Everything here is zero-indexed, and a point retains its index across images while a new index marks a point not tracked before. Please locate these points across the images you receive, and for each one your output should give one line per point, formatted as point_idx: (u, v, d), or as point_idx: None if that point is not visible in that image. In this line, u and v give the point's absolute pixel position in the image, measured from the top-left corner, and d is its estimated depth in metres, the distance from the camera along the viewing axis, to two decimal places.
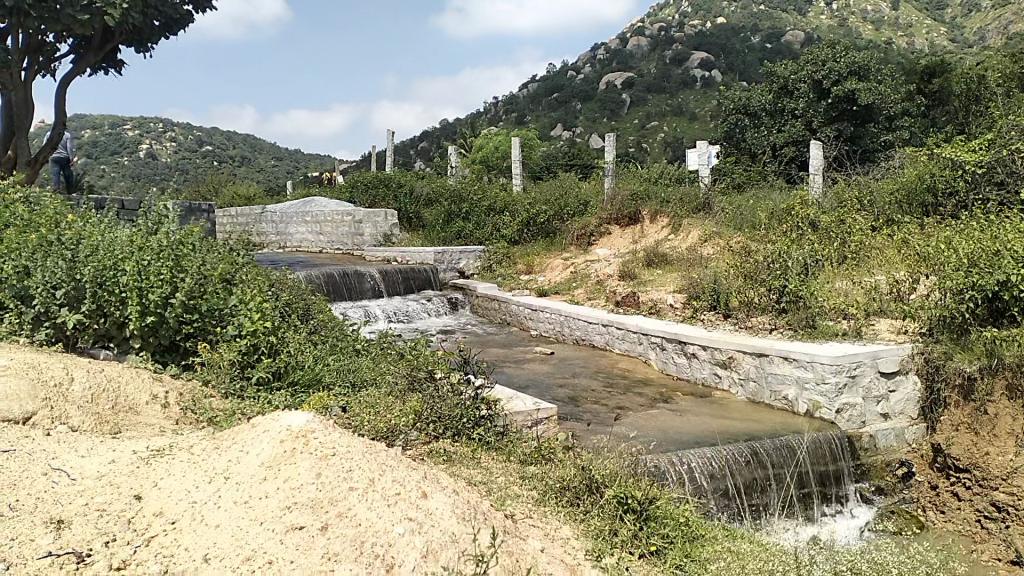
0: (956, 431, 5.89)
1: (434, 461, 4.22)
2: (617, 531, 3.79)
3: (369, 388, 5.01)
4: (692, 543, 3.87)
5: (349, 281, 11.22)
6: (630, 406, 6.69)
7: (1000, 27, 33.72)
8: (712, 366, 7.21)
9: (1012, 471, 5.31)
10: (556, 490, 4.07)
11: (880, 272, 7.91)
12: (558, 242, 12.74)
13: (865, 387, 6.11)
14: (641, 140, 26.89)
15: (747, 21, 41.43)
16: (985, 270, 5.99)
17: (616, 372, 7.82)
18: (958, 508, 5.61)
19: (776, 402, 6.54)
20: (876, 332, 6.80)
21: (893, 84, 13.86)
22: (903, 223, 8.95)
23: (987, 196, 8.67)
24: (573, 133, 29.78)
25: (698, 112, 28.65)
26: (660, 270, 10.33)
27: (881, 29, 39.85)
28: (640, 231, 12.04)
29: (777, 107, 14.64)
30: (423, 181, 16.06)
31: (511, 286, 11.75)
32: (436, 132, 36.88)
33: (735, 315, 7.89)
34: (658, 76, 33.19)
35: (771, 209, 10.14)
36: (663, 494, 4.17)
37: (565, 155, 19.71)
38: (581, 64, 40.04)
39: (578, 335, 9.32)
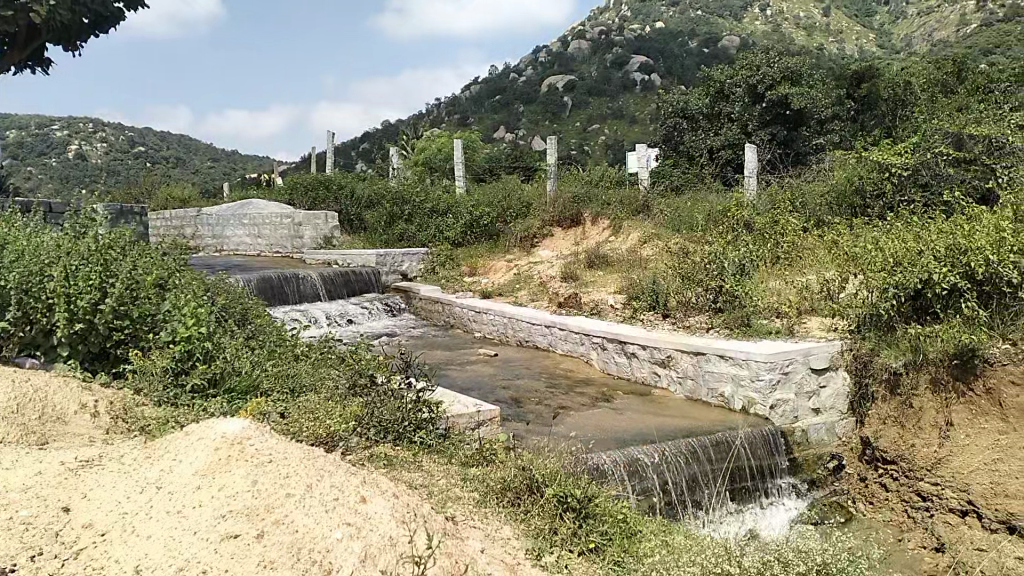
0: (884, 424, 6.12)
1: (374, 465, 4.19)
2: (557, 530, 3.85)
3: (307, 393, 4.94)
4: (630, 539, 3.98)
5: (289, 284, 11.05)
6: (572, 406, 6.77)
7: (924, 36, 35.13)
8: (652, 365, 7.34)
9: (936, 461, 5.58)
10: (496, 492, 4.09)
11: (812, 271, 8.17)
12: (502, 244, 12.80)
13: (798, 383, 6.32)
14: (583, 143, 27.15)
15: (685, 26, 42.24)
16: (906, 268, 6.16)
17: (559, 373, 7.90)
18: (886, 498, 5.82)
19: (712, 399, 6.72)
20: (807, 330, 7.02)
21: (824, 89, 14.28)
22: (834, 224, 9.24)
23: (912, 199, 9.01)
24: (515, 135, 29.89)
25: (638, 116, 29.05)
26: (601, 271, 10.48)
27: (812, 34, 41.05)
28: (581, 233, 12.22)
29: (714, 111, 14.99)
30: (364, 183, 15.91)
31: (454, 288, 11.76)
32: (377, 133, 36.55)
33: (674, 315, 8.06)
34: (599, 79, 33.57)
35: (708, 211, 10.38)
36: (603, 492, 4.26)
37: (508, 156, 19.76)
38: (523, 67, 40.22)
39: (521, 337, 9.38)
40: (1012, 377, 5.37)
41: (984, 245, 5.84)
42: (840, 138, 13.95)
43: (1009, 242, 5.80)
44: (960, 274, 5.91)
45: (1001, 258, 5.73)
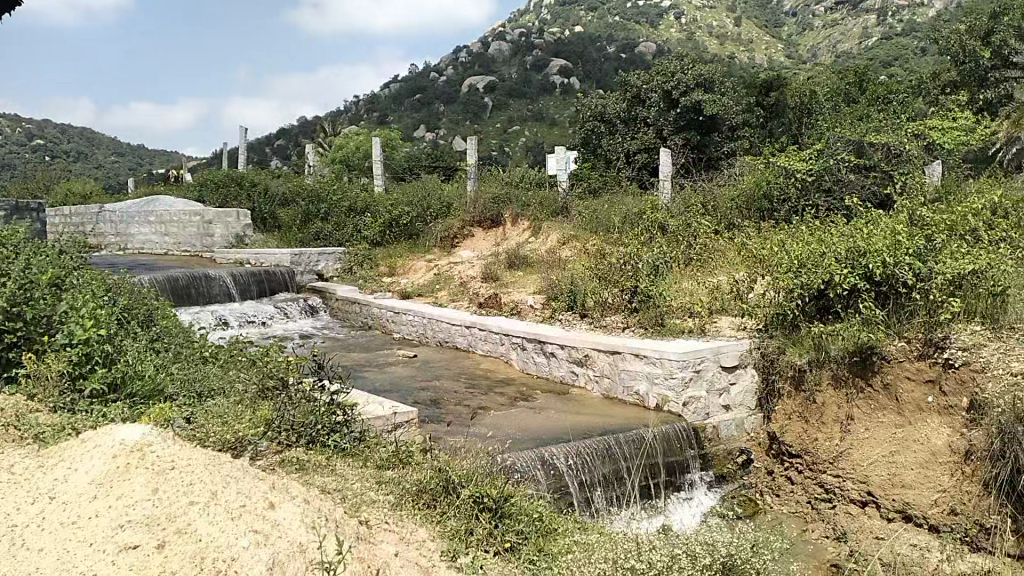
0: (789, 419, 6.34)
1: (285, 471, 4.06)
2: (473, 530, 3.85)
3: (215, 397, 4.80)
4: (546, 537, 4.03)
5: (198, 285, 10.66)
6: (491, 406, 6.76)
7: (828, 47, 36.79)
8: (570, 364, 7.42)
9: (838, 454, 5.82)
10: (412, 493, 4.03)
11: (722, 272, 8.44)
12: (421, 244, 12.69)
13: (709, 381, 6.50)
14: (503, 144, 27.21)
15: (603, 31, 42.98)
16: (811, 270, 6.33)
17: (478, 374, 7.89)
18: (791, 490, 6.08)
19: (628, 397, 6.84)
20: (718, 329, 7.23)
21: (735, 96, 14.76)
22: (745, 227, 9.54)
23: (817, 203, 9.42)
24: (436, 134, 29.72)
25: (557, 119, 29.35)
26: (521, 271, 10.53)
27: (725, 43, 42.37)
28: (501, 234, 12.30)
29: (631, 115, 15.30)
30: (279, 180, 15.50)
31: (372, 288, 11.60)
32: (294, 130, 35.69)
33: (591, 315, 8.16)
34: (519, 81, 33.77)
35: (625, 214, 10.58)
36: (519, 491, 4.28)
37: (427, 156, 19.60)
38: (443, 66, 40.02)
39: (440, 337, 9.33)
40: (909, 373, 5.67)
41: (881, 248, 6.07)
42: (750, 143, 14.41)
43: (904, 246, 6.09)
44: (859, 275, 6.11)
45: (896, 261, 6.00)
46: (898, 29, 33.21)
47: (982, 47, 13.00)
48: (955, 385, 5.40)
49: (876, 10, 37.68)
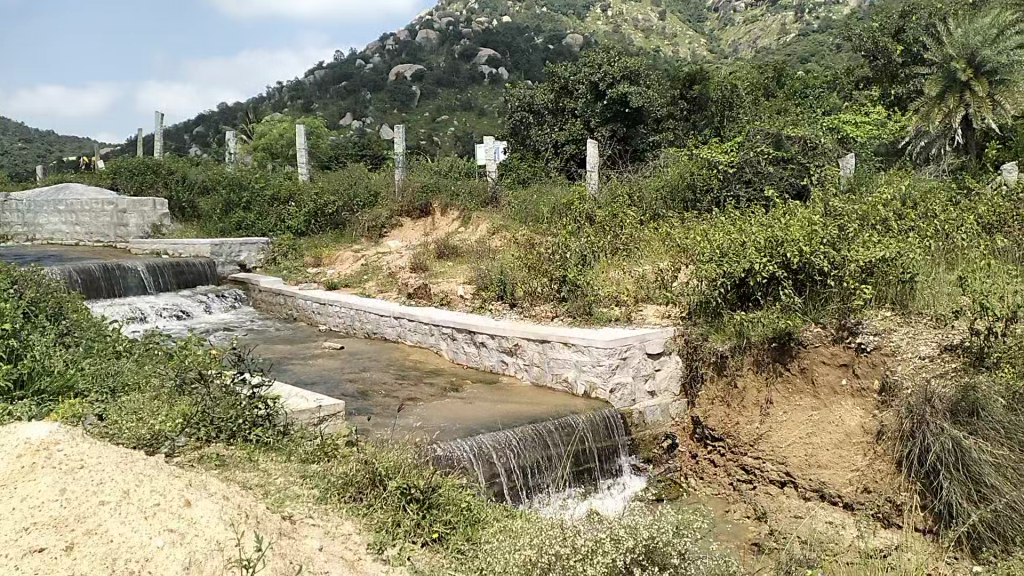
0: (712, 404, 6.52)
1: (205, 467, 3.94)
2: (400, 522, 3.81)
3: (131, 393, 4.62)
4: (474, 526, 4.02)
5: (111, 277, 10.21)
6: (420, 397, 6.72)
7: (749, 42, 37.83)
8: (500, 354, 7.42)
9: (758, 437, 5.99)
10: (338, 487, 3.96)
11: (648, 262, 8.59)
12: (348, 234, 12.47)
13: (635, 367, 6.61)
14: (432, 133, 26.96)
15: (531, 22, 43.03)
16: (732, 259, 6.48)
17: (408, 365, 7.83)
18: (714, 473, 6.27)
19: (557, 384, 6.90)
20: (644, 317, 7.34)
21: (660, 89, 14.99)
22: (670, 217, 9.70)
23: (737, 193, 9.74)
24: (362, 122, 29.21)
25: (486, 110, 29.29)
26: (450, 262, 10.49)
27: (650, 35, 43.03)
28: (430, 224, 12.27)
29: (559, 106, 15.39)
30: (198, 168, 14.96)
31: (297, 279, 11.34)
32: (214, 116, 34.50)
33: (521, 305, 8.18)
34: (447, 70, 33.50)
35: (553, 205, 10.67)
36: (448, 481, 4.26)
37: (354, 144, 19.26)
38: (369, 54, 39.33)
39: (368, 329, 9.21)
40: (824, 357, 5.89)
41: (798, 238, 6.24)
42: (674, 135, 14.66)
43: (819, 235, 6.24)
44: (777, 264, 6.29)
45: (812, 250, 6.16)
46: (815, 26, 34.40)
47: (893, 44, 13.55)
48: (867, 368, 5.64)
49: (794, 7, 38.94)
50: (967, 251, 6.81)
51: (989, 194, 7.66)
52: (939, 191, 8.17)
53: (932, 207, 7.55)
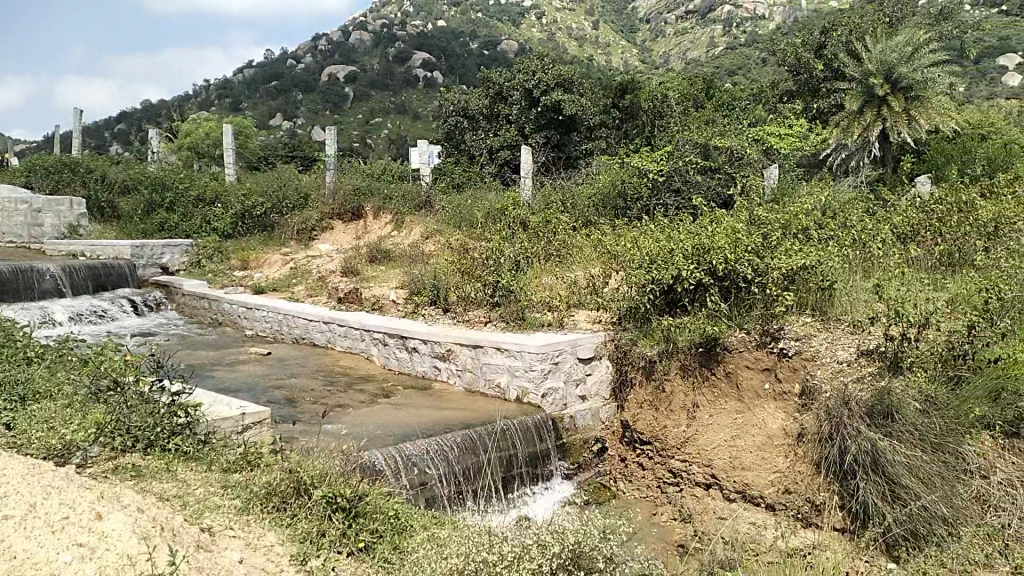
0: (641, 407, 6.62)
1: (119, 478, 3.77)
2: (325, 532, 3.73)
3: (41, 401, 4.40)
4: (400, 535, 3.96)
5: (23, 278, 9.70)
6: (350, 404, 6.61)
7: (679, 54, 38.78)
8: (432, 359, 7.37)
9: (685, 440, 6.10)
10: (261, 498, 3.86)
11: (580, 267, 8.66)
12: (277, 236, 12.20)
13: (567, 372, 6.65)
14: (365, 135, 26.63)
15: (465, 27, 43.06)
16: (660, 266, 6.60)
17: (337, 370, 7.69)
18: (643, 476, 6.37)
19: (489, 390, 6.89)
20: (576, 322, 7.40)
21: (593, 97, 15.17)
22: (601, 224, 9.79)
23: (666, 202, 9.93)
24: (294, 123, 28.62)
25: (420, 114, 29.11)
26: (383, 266, 10.38)
27: (584, 42, 43.54)
28: (362, 227, 12.13)
29: (493, 112, 15.41)
30: (118, 167, 14.39)
31: (223, 283, 11.03)
32: (136, 113, 33.26)
33: (454, 310, 8.14)
34: (381, 72, 33.22)
35: (488, 211, 10.67)
36: (374, 489, 4.20)
37: (284, 146, 18.84)
38: (301, 53, 38.63)
39: (296, 334, 9.01)
40: (748, 362, 6.04)
41: (723, 245, 6.38)
42: (606, 143, 14.83)
43: (743, 243, 6.40)
44: (704, 270, 6.42)
45: (737, 257, 6.33)
46: (742, 40, 35.49)
47: (815, 59, 14.05)
48: (788, 373, 5.82)
49: (722, 21, 40.14)
50: (883, 259, 7.10)
51: (903, 205, 8.01)
52: (857, 202, 8.50)
53: (850, 217, 7.84)
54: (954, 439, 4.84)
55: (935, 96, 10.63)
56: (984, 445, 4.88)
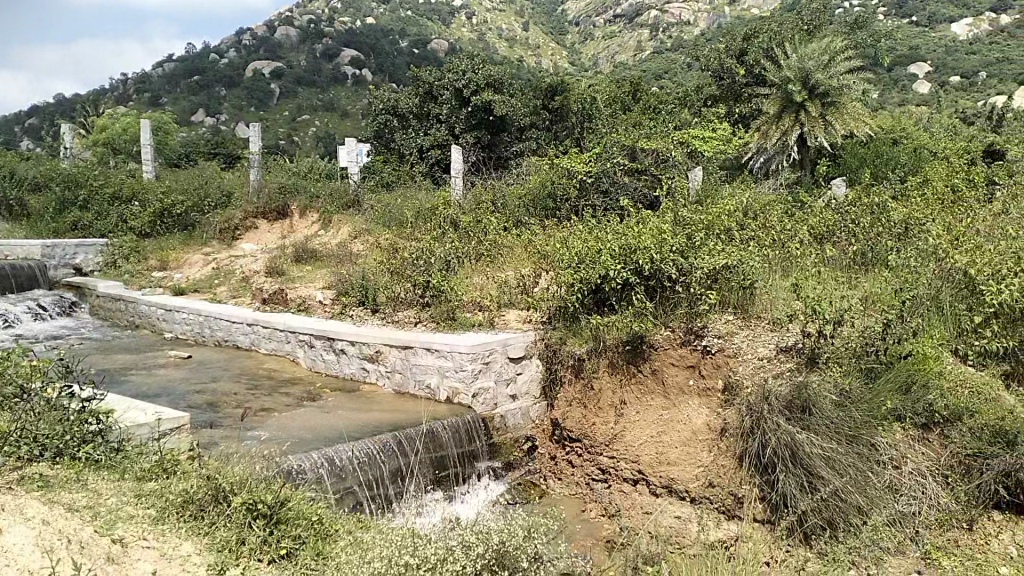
0: (570, 406, 6.68)
1: (24, 489, 3.55)
2: (244, 540, 3.63)
3: None
4: (324, 541, 3.88)
5: None
6: (275, 407, 6.46)
7: (607, 57, 39.36)
8: (360, 360, 7.25)
9: (613, 437, 6.16)
10: (177, 506, 3.72)
11: (510, 267, 8.67)
12: (198, 236, 11.80)
13: (497, 371, 6.66)
14: (291, 133, 26.03)
15: (395, 25, 42.64)
16: (589, 265, 6.66)
17: (261, 373, 7.50)
18: (572, 474, 6.40)
19: (419, 391, 6.84)
20: (506, 322, 7.41)
21: (523, 98, 15.23)
22: (531, 224, 9.81)
23: (595, 203, 10.04)
24: (216, 120, 27.75)
25: (348, 113, 28.68)
26: (309, 266, 10.19)
27: (514, 43, 43.72)
28: (288, 227, 11.91)
29: (423, 111, 15.13)
30: (26, 163, 13.67)
31: (140, 284, 10.61)
32: (47, 107, 31.67)
33: (383, 310, 8.03)
34: (308, 69, 32.53)
35: (418, 211, 10.61)
36: (297, 493, 4.10)
37: (206, 143, 18.23)
38: (225, 48, 37.49)
39: (219, 336, 8.74)
40: (672, 359, 6.16)
41: (649, 245, 6.48)
42: (536, 144, 14.90)
43: (668, 243, 6.51)
44: (631, 270, 6.52)
45: (662, 257, 6.44)
46: (668, 45, 36.26)
47: (737, 65, 14.44)
48: (711, 369, 5.96)
49: (649, 26, 40.97)
50: (801, 259, 7.32)
51: (820, 207, 8.30)
52: (777, 203, 8.76)
53: (770, 219, 8.07)
54: (868, 430, 5.02)
55: (850, 102, 11.06)
56: (895, 436, 5.09)
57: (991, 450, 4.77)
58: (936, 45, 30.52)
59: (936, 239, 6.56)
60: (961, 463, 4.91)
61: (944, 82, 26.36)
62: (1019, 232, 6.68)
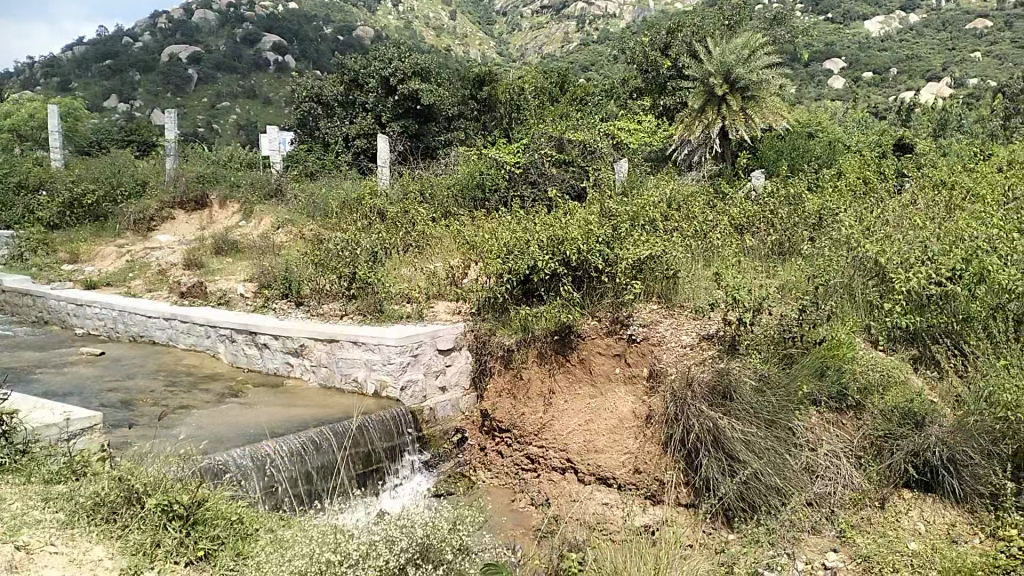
0: (499, 396, 6.68)
1: None
2: (160, 542, 3.51)
3: None
4: (244, 540, 3.78)
5: None
6: (195, 404, 6.26)
7: (535, 48, 39.50)
8: (284, 355, 7.08)
9: (542, 426, 6.20)
10: (87, 510, 3.58)
11: (438, 258, 8.61)
12: (110, 227, 11.31)
13: (426, 364, 6.67)
14: (211, 120, 25.18)
15: (319, 10, 41.66)
16: (517, 256, 6.68)
17: (180, 370, 7.25)
18: (501, 464, 6.41)
19: (346, 385, 6.73)
20: (435, 314, 7.36)
21: (451, 88, 15.11)
22: (460, 215, 9.76)
23: (523, 194, 10.07)
24: (131, 106, 26.60)
25: (271, 101, 27.94)
26: (230, 258, 9.91)
27: (442, 31, 43.34)
28: (207, 217, 11.58)
29: (349, 99, 14.86)
30: None
31: (48, 277, 10.11)
32: None
33: (308, 303, 7.88)
34: (228, 54, 31.48)
35: (343, 201, 10.42)
36: (215, 492, 3.98)
37: (120, 129, 17.46)
38: (139, 31, 35.90)
39: (134, 332, 8.41)
40: (600, 349, 6.27)
41: (576, 236, 6.55)
42: (464, 135, 14.85)
43: (595, 234, 6.58)
44: (558, 261, 6.57)
45: (589, 248, 6.51)
46: (595, 37, 36.62)
47: (662, 58, 14.68)
48: (637, 358, 6.07)
49: (577, 18, 41.31)
50: (722, 248, 7.52)
51: (741, 198, 8.53)
52: (700, 195, 8.96)
53: (694, 209, 8.25)
54: (786, 414, 5.19)
55: (769, 96, 11.39)
56: (811, 420, 5.28)
57: (899, 431, 5.05)
58: (849, 42, 31.78)
59: (849, 229, 6.83)
60: (874, 444, 5.15)
61: (856, 78, 27.54)
62: (925, 223, 7.00)
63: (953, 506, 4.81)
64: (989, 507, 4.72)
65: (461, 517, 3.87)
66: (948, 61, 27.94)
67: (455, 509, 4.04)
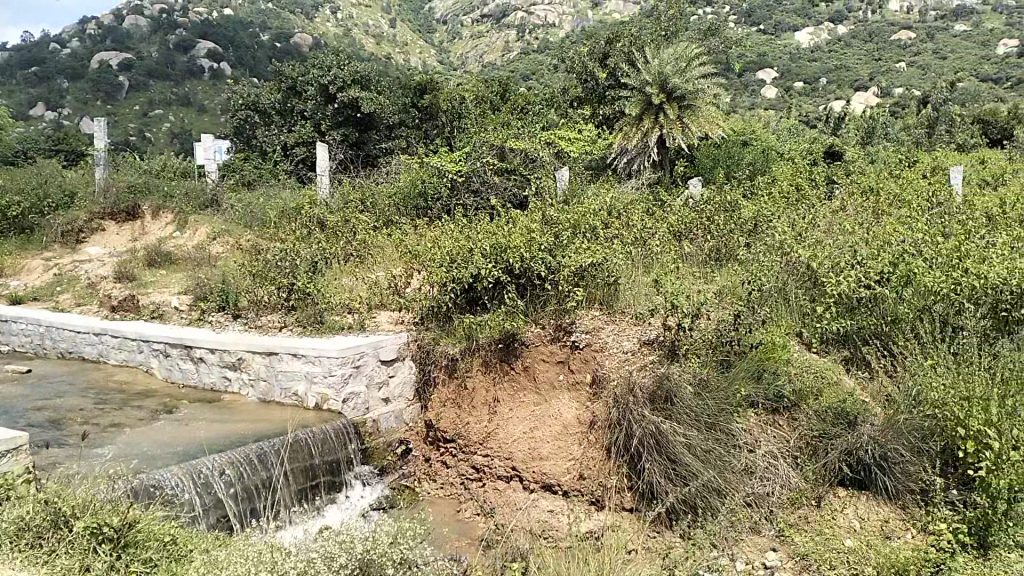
0: (443, 406, 6.65)
1: None
2: (90, 566, 3.38)
3: None
4: (178, 561, 3.66)
5: None
6: (127, 422, 6.06)
7: (476, 57, 39.61)
8: (221, 369, 6.91)
9: (487, 434, 6.18)
10: (10, 536, 3.43)
11: (380, 267, 8.53)
12: (36, 239, 10.88)
13: (368, 375, 6.56)
14: (143, 129, 24.48)
15: (255, 16, 40.92)
16: (460, 265, 6.67)
17: (112, 387, 7.01)
18: (446, 474, 6.38)
19: (286, 399, 6.62)
20: (377, 324, 7.28)
21: (391, 96, 15.01)
22: (402, 223, 9.70)
23: (465, 202, 10.08)
24: (58, 114, 25.65)
25: (206, 109, 27.30)
26: (164, 270, 9.65)
27: (381, 39, 43.07)
28: (140, 229, 11.25)
29: (287, 106, 14.62)
30: None
31: None
32: None
33: (246, 315, 7.72)
34: (161, 61, 30.65)
35: (282, 211, 10.26)
36: (147, 513, 3.86)
37: (46, 139, 16.82)
38: (66, 37, 34.66)
39: (62, 348, 8.12)
40: (544, 356, 6.29)
41: (519, 245, 6.57)
42: (406, 143, 14.78)
43: (537, 242, 6.62)
44: (501, 269, 6.58)
45: (532, 256, 6.54)
46: (535, 46, 36.92)
47: (600, 68, 14.88)
48: (580, 364, 6.11)
49: (516, 27, 41.61)
50: (662, 254, 7.65)
51: (679, 205, 8.70)
52: (639, 202, 9.10)
53: (634, 216, 8.37)
54: (725, 417, 5.29)
55: (705, 105, 11.65)
56: (749, 422, 5.40)
57: (834, 431, 5.20)
58: (781, 52, 32.78)
59: (783, 235, 7.03)
60: (809, 444, 5.30)
61: (788, 88, 28.42)
62: (854, 227, 7.25)
63: (886, 503, 4.98)
64: (919, 502, 4.89)
65: (404, 530, 3.83)
66: (874, 71, 29.12)
67: (398, 521, 4.00)
